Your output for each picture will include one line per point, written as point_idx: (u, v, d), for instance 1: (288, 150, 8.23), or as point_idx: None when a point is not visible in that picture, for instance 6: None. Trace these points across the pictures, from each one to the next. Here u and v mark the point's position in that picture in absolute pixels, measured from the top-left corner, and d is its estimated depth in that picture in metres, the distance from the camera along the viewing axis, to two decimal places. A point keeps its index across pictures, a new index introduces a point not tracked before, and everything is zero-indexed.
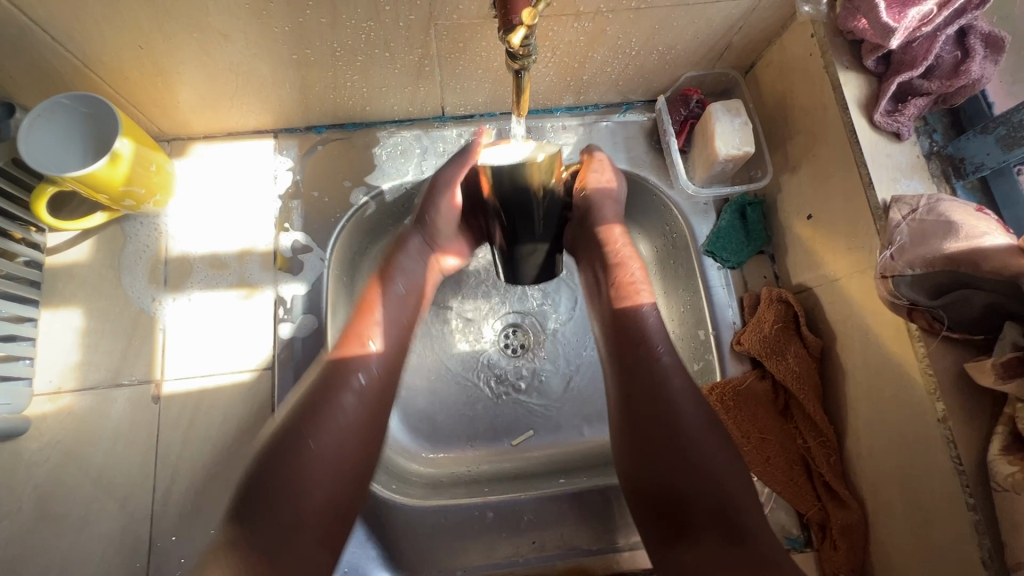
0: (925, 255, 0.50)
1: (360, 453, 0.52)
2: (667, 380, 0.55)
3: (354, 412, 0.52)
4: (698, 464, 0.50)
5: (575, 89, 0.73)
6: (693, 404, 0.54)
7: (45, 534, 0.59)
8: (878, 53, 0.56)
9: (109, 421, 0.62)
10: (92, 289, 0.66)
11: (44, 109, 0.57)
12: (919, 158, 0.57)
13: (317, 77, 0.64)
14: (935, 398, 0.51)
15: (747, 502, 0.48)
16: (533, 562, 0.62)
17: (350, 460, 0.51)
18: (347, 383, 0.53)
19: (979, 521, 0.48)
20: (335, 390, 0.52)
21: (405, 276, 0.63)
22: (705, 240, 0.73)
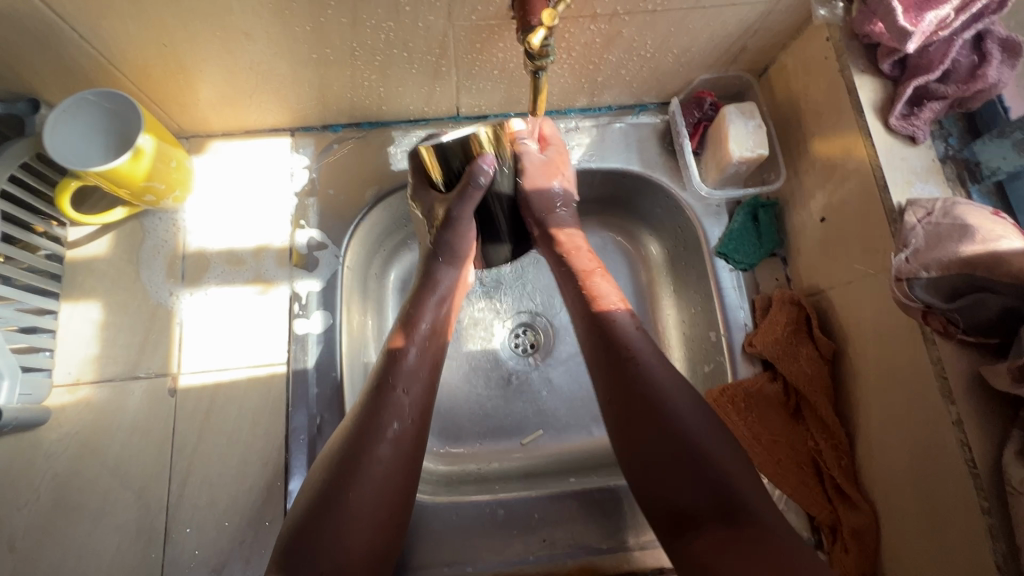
0: (940, 258, 0.50)
1: (394, 502, 0.53)
2: (650, 372, 0.56)
3: (389, 461, 0.53)
4: (694, 449, 0.50)
5: (589, 90, 0.73)
6: (679, 393, 0.54)
7: (62, 523, 0.60)
8: (894, 57, 0.57)
9: (126, 413, 0.63)
10: (111, 282, 0.67)
11: (70, 105, 0.58)
12: (935, 162, 0.57)
13: (335, 76, 0.64)
14: (950, 401, 0.51)
15: (754, 496, 0.48)
16: (543, 560, 0.63)
17: (386, 507, 0.52)
18: (381, 433, 0.54)
19: (995, 525, 0.47)
20: (371, 442, 0.53)
21: (430, 313, 0.64)
22: (718, 242, 0.73)
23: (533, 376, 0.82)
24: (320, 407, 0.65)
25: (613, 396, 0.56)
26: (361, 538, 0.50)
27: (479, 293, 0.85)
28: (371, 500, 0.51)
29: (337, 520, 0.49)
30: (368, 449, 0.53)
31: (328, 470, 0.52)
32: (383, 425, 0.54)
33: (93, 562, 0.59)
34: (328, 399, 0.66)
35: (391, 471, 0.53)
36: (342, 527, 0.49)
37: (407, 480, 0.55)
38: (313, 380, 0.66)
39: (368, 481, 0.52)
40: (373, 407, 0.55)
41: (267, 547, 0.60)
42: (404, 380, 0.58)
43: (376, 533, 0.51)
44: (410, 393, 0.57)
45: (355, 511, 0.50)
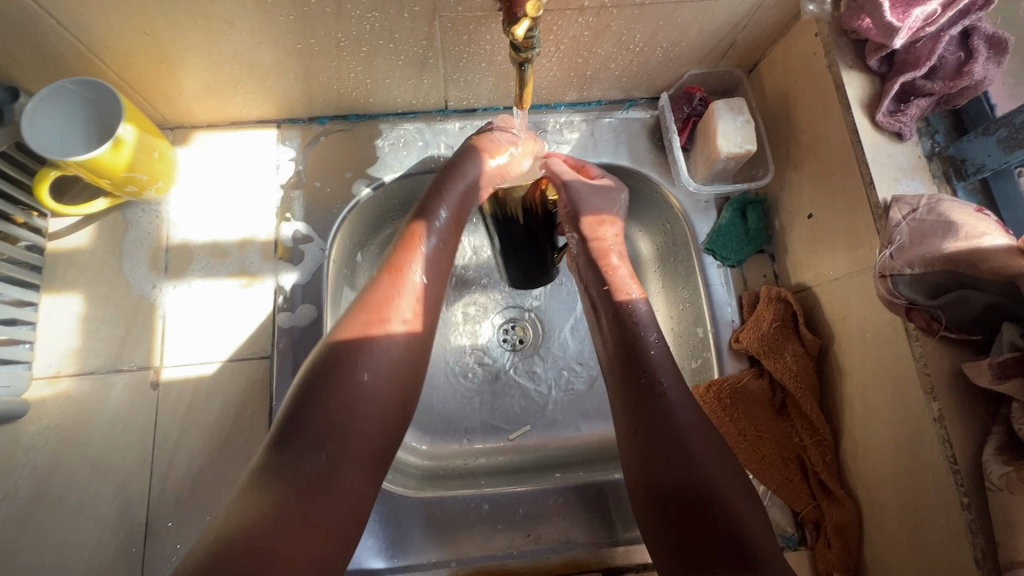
0: (925, 255, 0.50)
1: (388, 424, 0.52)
2: (658, 370, 0.59)
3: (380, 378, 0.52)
4: (693, 467, 0.53)
5: (578, 84, 0.73)
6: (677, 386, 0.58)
7: (42, 516, 0.59)
8: (881, 53, 0.56)
9: (107, 406, 0.63)
10: (93, 275, 0.67)
11: (50, 93, 0.57)
12: (921, 159, 0.57)
13: (320, 66, 0.64)
14: (931, 398, 0.51)
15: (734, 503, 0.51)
16: (528, 554, 0.62)
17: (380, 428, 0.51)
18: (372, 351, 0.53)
19: (973, 521, 0.48)
20: (361, 356, 0.52)
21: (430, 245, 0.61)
22: (706, 238, 0.73)
23: (521, 372, 0.82)
24: None
25: (629, 387, 0.59)
26: (343, 473, 0.48)
27: (468, 289, 0.85)
28: (354, 435, 0.50)
29: (317, 450, 0.47)
30: (346, 386, 0.50)
31: (297, 402, 0.50)
32: (366, 360, 0.52)
33: (73, 555, 0.58)
34: None
35: (373, 404, 0.51)
36: (321, 458, 0.47)
37: (388, 416, 0.52)
38: (297, 374, 0.65)
39: (354, 413, 0.50)
40: (347, 341, 0.53)
41: None
42: (389, 323, 0.55)
43: (357, 469, 0.49)
44: (390, 333, 0.55)
45: (337, 446, 0.48)
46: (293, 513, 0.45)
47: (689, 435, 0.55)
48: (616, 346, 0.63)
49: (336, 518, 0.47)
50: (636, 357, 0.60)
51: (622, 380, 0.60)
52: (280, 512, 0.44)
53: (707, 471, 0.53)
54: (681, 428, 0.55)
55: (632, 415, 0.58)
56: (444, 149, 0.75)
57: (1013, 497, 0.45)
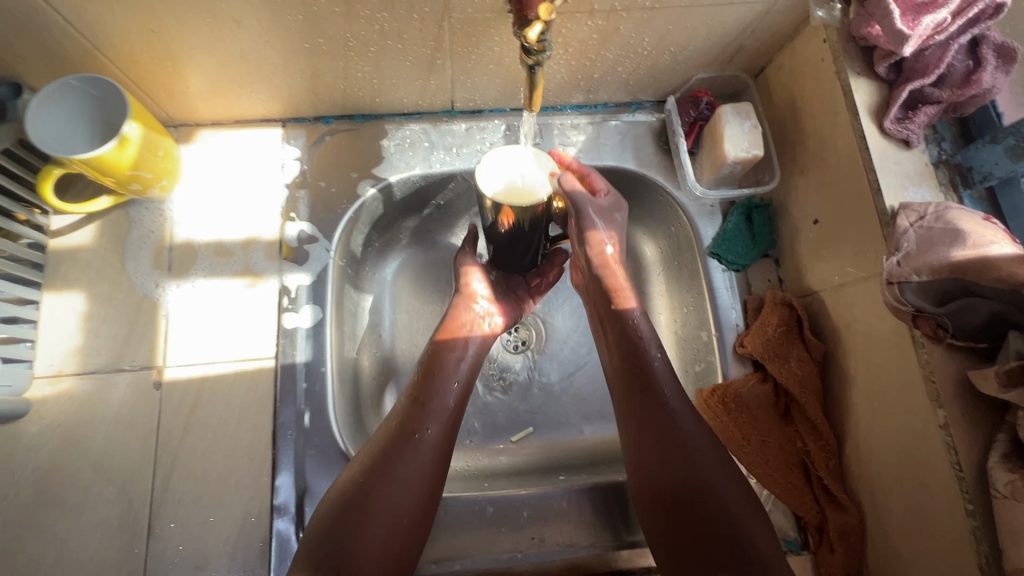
0: (931, 263, 0.50)
1: (419, 503, 0.54)
2: (662, 378, 0.60)
3: (419, 465, 0.55)
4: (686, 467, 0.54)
5: (585, 87, 0.73)
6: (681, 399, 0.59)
7: (42, 517, 0.58)
8: (890, 60, 0.57)
9: (110, 406, 0.62)
10: (95, 273, 0.66)
11: (52, 90, 0.56)
12: (928, 166, 0.57)
13: (327, 66, 0.63)
14: (937, 405, 0.51)
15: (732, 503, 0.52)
16: (532, 558, 0.62)
17: (412, 508, 0.53)
18: (413, 441, 0.56)
19: (977, 527, 0.48)
20: (404, 445, 0.55)
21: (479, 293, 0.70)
22: (711, 242, 0.73)
23: (524, 374, 0.82)
24: (309, 402, 0.65)
25: (636, 402, 0.60)
26: (379, 539, 0.51)
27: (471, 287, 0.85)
28: (398, 502, 0.53)
29: (365, 517, 0.51)
30: (399, 457, 0.55)
31: (359, 474, 0.54)
32: (415, 446, 0.56)
33: (74, 558, 0.58)
34: (316, 395, 0.65)
35: (419, 483, 0.54)
36: (365, 523, 0.51)
37: (431, 498, 0.55)
38: (301, 375, 0.65)
39: (387, 481, 0.53)
40: (403, 426, 0.57)
41: (252, 543, 0.60)
42: (438, 393, 0.61)
43: (393, 536, 0.51)
44: (437, 421, 0.59)
45: (383, 511, 0.52)
46: (330, 573, 0.47)
47: (694, 447, 0.55)
48: (623, 360, 0.63)
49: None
50: (642, 371, 0.61)
51: (629, 396, 0.61)
52: (320, 565, 0.48)
53: (705, 473, 0.54)
54: (687, 441, 0.56)
55: (639, 430, 0.58)
56: (450, 150, 0.75)
57: (1018, 504, 0.45)
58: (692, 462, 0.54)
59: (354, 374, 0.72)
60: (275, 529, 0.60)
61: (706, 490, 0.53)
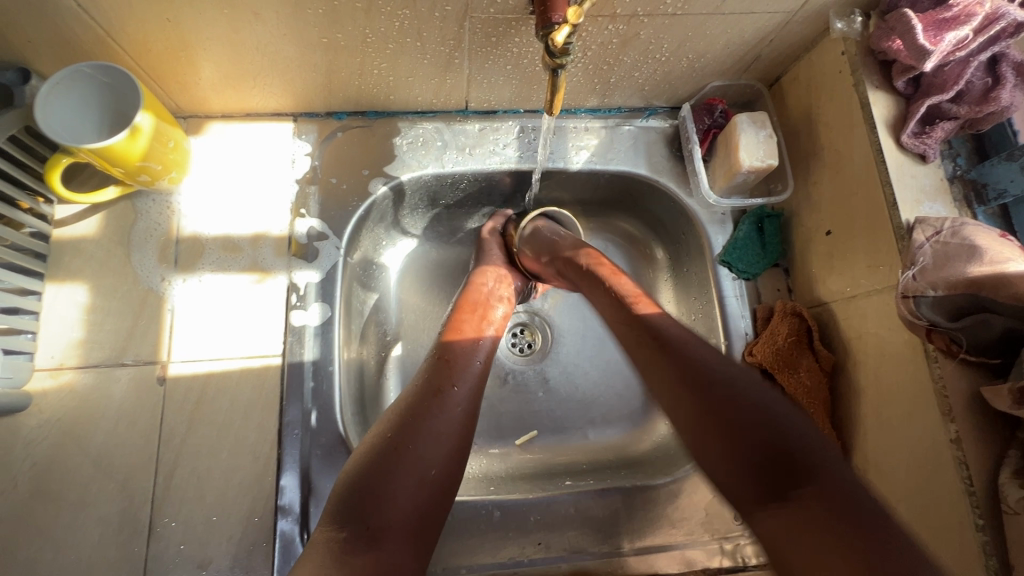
0: (948, 277, 0.50)
1: (448, 465, 0.51)
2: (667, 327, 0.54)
3: (446, 425, 0.53)
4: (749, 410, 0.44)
5: (601, 90, 0.73)
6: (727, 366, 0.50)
7: (40, 513, 0.57)
8: (909, 75, 0.57)
9: (112, 401, 0.61)
10: (99, 265, 0.65)
11: (64, 76, 0.55)
12: (943, 181, 0.58)
13: (343, 61, 0.62)
14: (949, 420, 0.51)
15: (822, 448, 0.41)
16: (538, 563, 0.62)
17: (440, 464, 0.50)
18: (441, 401, 0.54)
19: (987, 542, 0.48)
20: (431, 403, 0.54)
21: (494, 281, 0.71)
22: (722, 250, 0.73)
23: (529, 377, 0.82)
24: (316, 401, 0.64)
25: (671, 385, 0.50)
26: (408, 491, 0.47)
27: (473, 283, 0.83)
28: (428, 454, 0.50)
29: (396, 468, 0.48)
30: (427, 413, 0.53)
31: (385, 430, 0.51)
32: (444, 403, 0.54)
33: (72, 555, 0.57)
34: (323, 393, 0.64)
35: (449, 438, 0.52)
36: (396, 476, 0.47)
37: (460, 454, 0.52)
38: (308, 373, 0.64)
39: (415, 435, 0.50)
40: (429, 385, 0.56)
41: (256, 543, 0.59)
42: (464, 354, 0.60)
43: (423, 489, 0.48)
44: (464, 382, 0.57)
45: (413, 461, 0.49)
46: (359, 527, 0.43)
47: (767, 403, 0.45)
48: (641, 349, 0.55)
49: (393, 541, 0.44)
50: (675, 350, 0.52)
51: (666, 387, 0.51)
52: (350, 518, 0.44)
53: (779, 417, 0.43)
54: (753, 399, 0.45)
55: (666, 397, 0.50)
56: (463, 150, 0.74)
57: None
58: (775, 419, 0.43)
59: (360, 374, 0.72)
60: (278, 529, 0.59)
61: (802, 444, 0.41)
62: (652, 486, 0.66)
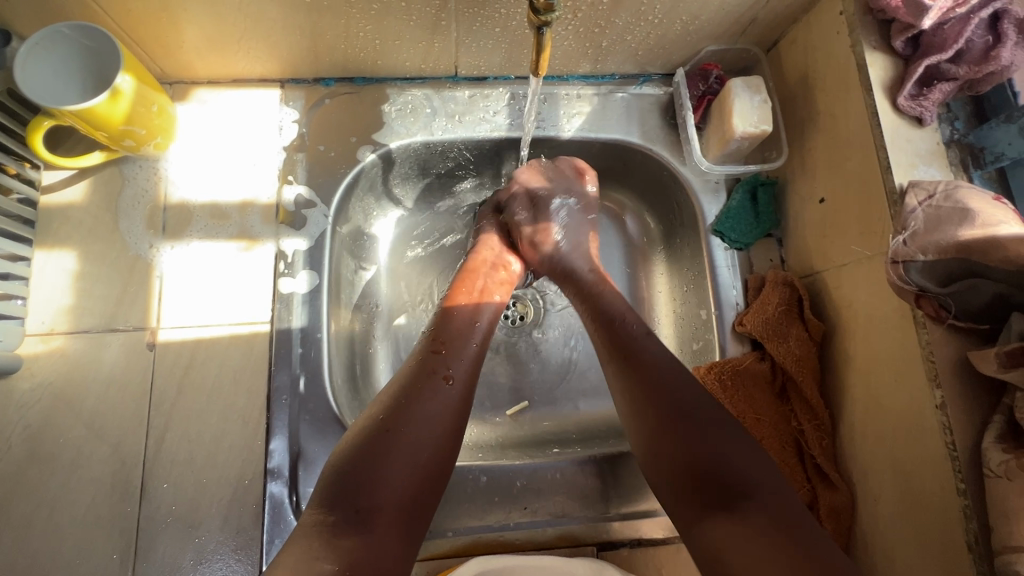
0: (938, 242, 0.50)
1: (440, 447, 0.51)
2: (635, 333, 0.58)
3: (442, 408, 0.53)
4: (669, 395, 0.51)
5: (593, 55, 0.71)
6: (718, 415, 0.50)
7: (35, 473, 0.58)
8: (908, 34, 0.55)
9: (103, 365, 0.62)
10: (88, 232, 0.65)
11: (42, 37, 0.55)
12: (939, 145, 0.56)
13: (329, 24, 0.61)
14: (935, 385, 0.51)
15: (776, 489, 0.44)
16: (524, 527, 0.63)
17: (430, 449, 0.50)
18: (436, 386, 0.55)
19: (968, 505, 0.48)
20: (425, 388, 0.54)
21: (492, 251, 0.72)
22: (714, 220, 0.72)
23: (519, 348, 0.82)
24: (304, 367, 0.64)
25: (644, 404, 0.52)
26: (399, 476, 0.48)
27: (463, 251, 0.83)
28: (420, 437, 0.50)
29: (387, 451, 0.48)
30: (419, 396, 0.53)
31: (378, 411, 0.52)
32: (437, 385, 0.55)
33: (67, 515, 0.58)
34: (312, 360, 0.64)
35: (441, 420, 0.53)
36: (386, 459, 0.48)
37: (454, 437, 0.53)
38: (296, 340, 0.64)
39: (409, 420, 0.51)
40: (422, 368, 0.56)
41: (246, 504, 0.60)
42: (460, 334, 0.61)
43: (416, 473, 0.49)
44: (459, 362, 0.58)
45: (404, 445, 0.49)
46: (347, 511, 0.45)
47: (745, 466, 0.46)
48: (627, 383, 0.54)
49: (384, 525, 0.46)
50: (655, 392, 0.52)
51: (637, 405, 0.53)
52: (339, 504, 0.45)
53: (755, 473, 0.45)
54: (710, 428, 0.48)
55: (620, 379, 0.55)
56: (453, 117, 0.73)
57: (1011, 483, 0.45)
58: (725, 465, 0.46)
59: (349, 343, 0.72)
60: (268, 492, 0.60)
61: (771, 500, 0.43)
62: None
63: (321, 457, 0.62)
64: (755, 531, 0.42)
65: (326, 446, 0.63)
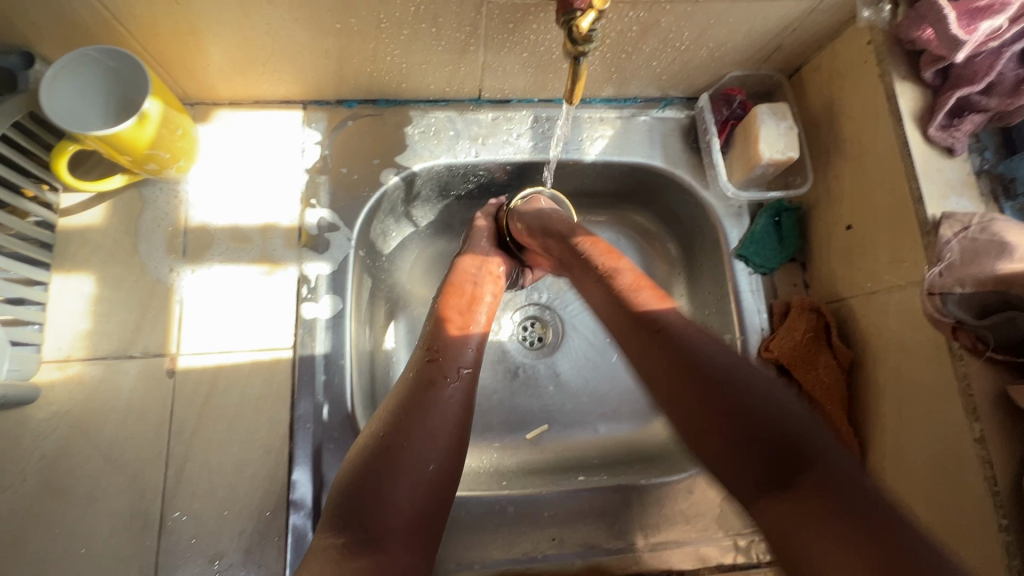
0: (976, 274, 0.50)
1: (444, 459, 0.49)
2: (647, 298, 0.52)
3: (438, 418, 0.52)
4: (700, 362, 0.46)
5: (617, 80, 0.71)
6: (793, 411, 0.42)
7: (49, 507, 0.56)
8: (938, 65, 0.55)
9: (121, 393, 0.60)
10: (106, 255, 0.64)
11: (70, 61, 0.54)
12: (970, 175, 0.56)
13: (356, 48, 0.61)
14: (974, 419, 0.50)
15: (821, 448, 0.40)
16: (551, 559, 0.61)
17: (434, 462, 0.48)
18: (431, 397, 0.53)
19: (1011, 542, 0.48)
20: (422, 399, 0.53)
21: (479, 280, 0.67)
22: (738, 244, 0.72)
23: (538, 370, 0.81)
24: (327, 394, 0.63)
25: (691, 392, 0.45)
26: (405, 496, 0.46)
27: None
28: (424, 452, 0.49)
29: (392, 469, 0.46)
30: (421, 409, 0.52)
31: (380, 427, 0.50)
32: (437, 397, 0.53)
33: (81, 549, 0.56)
34: (335, 386, 0.63)
35: (444, 434, 0.51)
36: (392, 477, 0.46)
37: (458, 448, 0.51)
38: (319, 366, 0.63)
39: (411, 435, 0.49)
40: (418, 378, 0.55)
41: (268, 537, 0.58)
42: (452, 346, 0.59)
43: (421, 489, 0.47)
44: (455, 372, 0.56)
45: (407, 462, 0.47)
46: (359, 531, 0.43)
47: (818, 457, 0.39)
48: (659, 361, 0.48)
49: (395, 545, 0.43)
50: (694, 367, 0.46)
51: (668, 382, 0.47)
52: (349, 526, 0.43)
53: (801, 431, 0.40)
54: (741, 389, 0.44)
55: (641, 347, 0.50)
56: (476, 140, 0.73)
57: None
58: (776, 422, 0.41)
59: (371, 368, 0.71)
60: (290, 523, 0.59)
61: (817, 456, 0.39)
62: (666, 482, 0.65)
63: None
64: (817, 515, 0.36)
65: None
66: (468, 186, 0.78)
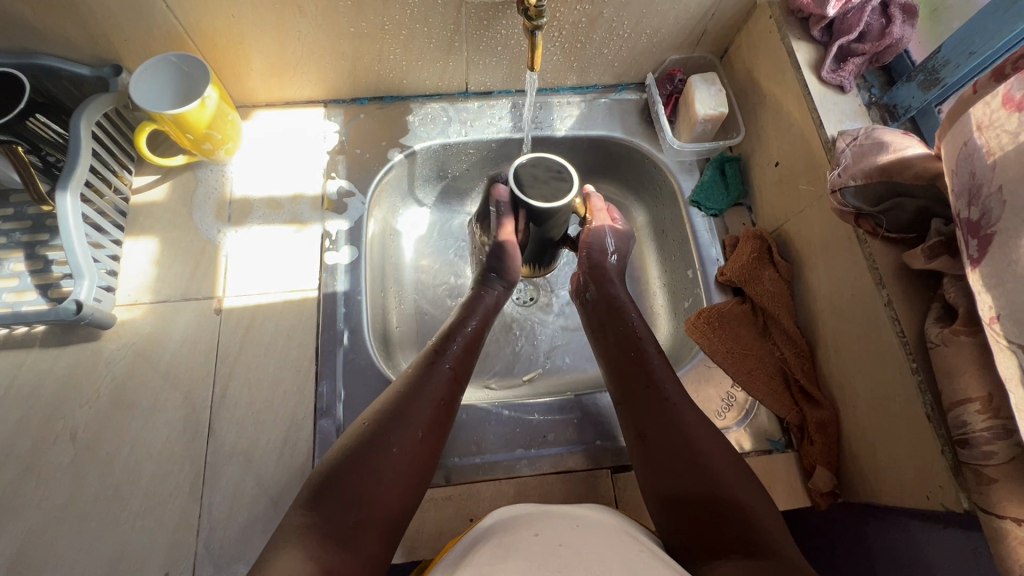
0: (864, 169, 0.61)
1: (419, 466, 0.58)
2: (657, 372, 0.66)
3: (420, 425, 0.59)
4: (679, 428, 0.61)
5: (577, 68, 0.87)
6: (722, 457, 0.58)
7: (118, 418, 0.67)
8: (822, 23, 0.70)
9: (177, 327, 0.73)
10: (168, 221, 0.78)
11: (150, 65, 0.71)
12: (861, 106, 0.70)
13: (366, 49, 0.78)
14: (881, 286, 0.61)
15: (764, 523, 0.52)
16: (544, 453, 0.70)
17: (411, 466, 0.57)
18: (417, 399, 0.61)
19: (922, 380, 0.56)
20: (408, 405, 0.60)
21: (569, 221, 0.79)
22: (691, 192, 0.85)
23: (532, 322, 0.91)
24: (348, 323, 0.74)
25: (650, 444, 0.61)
26: (391, 492, 0.54)
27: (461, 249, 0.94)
28: (400, 453, 0.57)
29: (371, 462, 0.55)
30: (403, 413, 0.59)
31: (374, 423, 0.58)
32: (419, 403, 0.61)
33: (145, 450, 0.66)
34: (355, 317, 0.75)
35: (421, 438, 0.59)
36: (373, 473, 0.54)
37: (429, 456, 0.59)
38: (340, 301, 0.75)
39: (388, 441, 0.57)
40: (411, 385, 0.63)
41: (300, 438, 0.68)
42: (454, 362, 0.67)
43: (403, 488, 0.55)
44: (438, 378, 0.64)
45: (386, 456, 0.56)
46: (342, 516, 0.51)
47: (766, 527, 0.52)
48: (649, 421, 0.63)
49: (368, 536, 0.51)
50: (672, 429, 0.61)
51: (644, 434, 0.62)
52: (330, 510, 0.51)
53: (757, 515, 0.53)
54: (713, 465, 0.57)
55: (636, 414, 0.64)
56: (465, 123, 0.88)
57: (948, 348, 0.53)
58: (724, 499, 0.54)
59: (382, 317, 0.82)
60: (319, 427, 0.69)
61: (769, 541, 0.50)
62: None
63: (362, 397, 0.71)
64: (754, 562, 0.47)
65: (365, 389, 0.71)
66: (466, 163, 0.92)
